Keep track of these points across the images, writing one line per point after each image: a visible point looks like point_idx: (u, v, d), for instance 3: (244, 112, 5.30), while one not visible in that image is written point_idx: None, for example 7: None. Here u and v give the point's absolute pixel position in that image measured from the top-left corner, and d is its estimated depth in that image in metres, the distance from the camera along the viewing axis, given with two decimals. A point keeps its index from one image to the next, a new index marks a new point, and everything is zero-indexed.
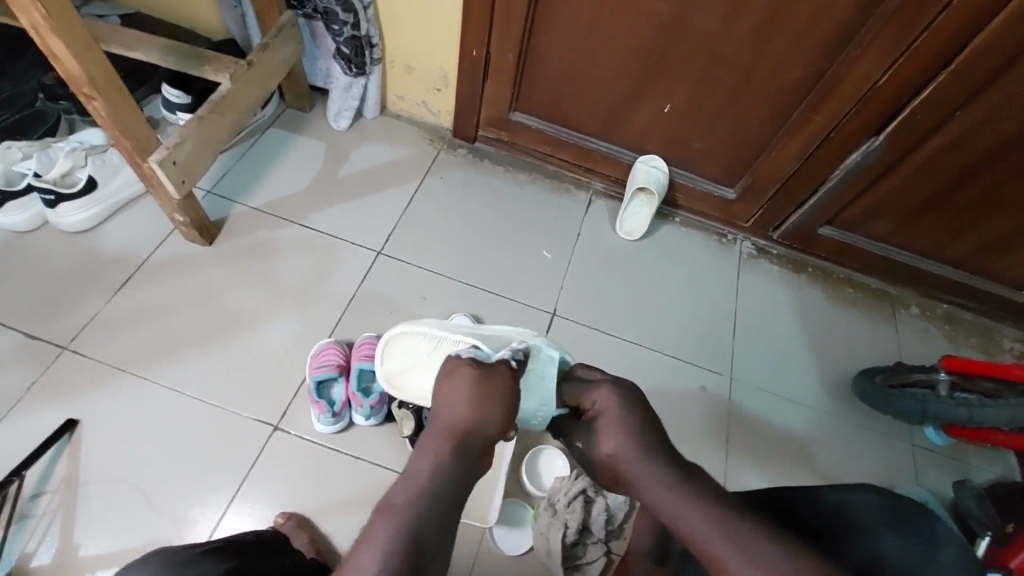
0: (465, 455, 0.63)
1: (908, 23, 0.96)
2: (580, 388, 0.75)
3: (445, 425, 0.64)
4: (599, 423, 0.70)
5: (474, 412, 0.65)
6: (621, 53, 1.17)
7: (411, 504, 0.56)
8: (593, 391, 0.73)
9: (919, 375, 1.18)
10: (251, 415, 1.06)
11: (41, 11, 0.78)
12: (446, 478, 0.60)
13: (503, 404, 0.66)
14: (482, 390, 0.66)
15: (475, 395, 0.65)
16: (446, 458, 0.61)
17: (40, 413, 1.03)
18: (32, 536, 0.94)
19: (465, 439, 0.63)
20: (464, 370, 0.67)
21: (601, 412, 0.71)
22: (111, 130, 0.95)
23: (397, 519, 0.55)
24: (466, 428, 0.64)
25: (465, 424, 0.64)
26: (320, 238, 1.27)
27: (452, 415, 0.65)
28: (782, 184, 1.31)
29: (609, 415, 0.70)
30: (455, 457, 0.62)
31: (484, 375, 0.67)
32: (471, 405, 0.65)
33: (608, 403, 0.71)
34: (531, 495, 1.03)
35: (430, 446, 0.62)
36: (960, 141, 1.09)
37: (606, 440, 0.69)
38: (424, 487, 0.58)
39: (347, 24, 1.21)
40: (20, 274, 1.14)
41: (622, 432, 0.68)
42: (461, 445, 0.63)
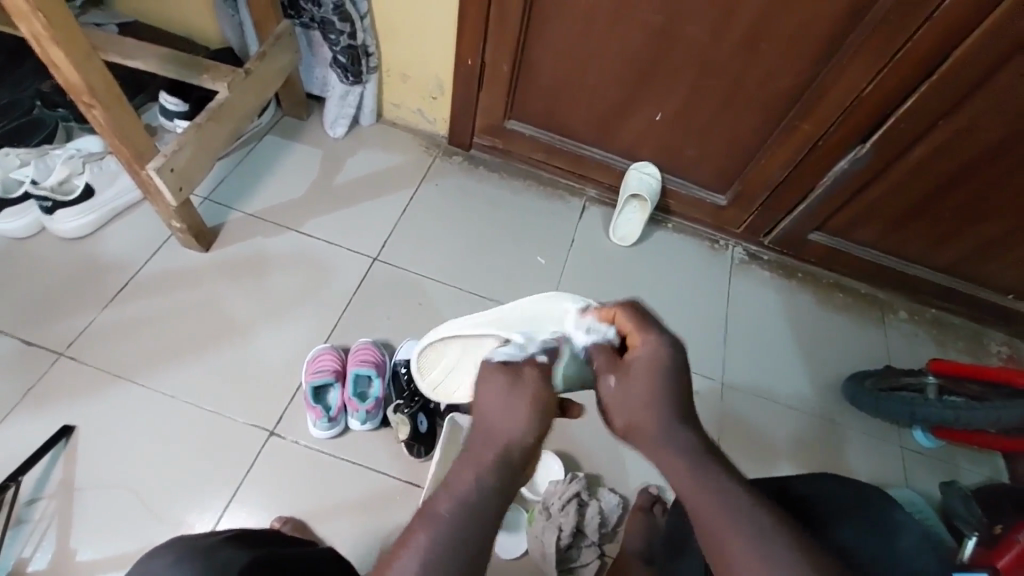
0: (510, 470, 0.53)
1: (891, 34, 0.99)
2: (636, 320, 0.62)
3: (485, 435, 0.55)
4: (638, 370, 0.59)
5: (509, 417, 0.55)
6: (614, 62, 1.18)
7: (454, 523, 0.48)
8: (646, 329, 0.61)
9: (909, 379, 1.21)
10: (248, 420, 1.07)
11: (42, 20, 0.79)
12: (490, 492, 0.51)
13: (537, 405, 0.56)
14: (518, 396, 0.56)
15: (515, 401, 0.56)
16: (487, 469, 0.52)
17: (36, 419, 1.03)
18: (28, 542, 0.94)
19: (507, 450, 0.54)
20: (495, 378, 0.58)
21: (643, 358, 0.59)
22: (110, 137, 0.96)
23: (439, 531, 0.48)
24: (506, 440, 0.54)
25: (505, 435, 0.54)
26: (315, 244, 1.28)
27: (490, 422, 0.55)
28: (772, 192, 1.33)
29: (653, 368, 0.58)
30: (496, 472, 0.52)
31: (514, 380, 0.57)
32: (513, 412, 0.55)
33: (657, 354, 0.59)
34: (526, 499, 1.04)
35: (467, 452, 0.54)
36: (945, 148, 1.11)
37: (639, 391, 0.58)
38: (470, 499, 0.50)
39: (344, 33, 1.22)
40: (16, 280, 1.14)
41: (662, 391, 0.57)
42: (501, 457, 0.53)
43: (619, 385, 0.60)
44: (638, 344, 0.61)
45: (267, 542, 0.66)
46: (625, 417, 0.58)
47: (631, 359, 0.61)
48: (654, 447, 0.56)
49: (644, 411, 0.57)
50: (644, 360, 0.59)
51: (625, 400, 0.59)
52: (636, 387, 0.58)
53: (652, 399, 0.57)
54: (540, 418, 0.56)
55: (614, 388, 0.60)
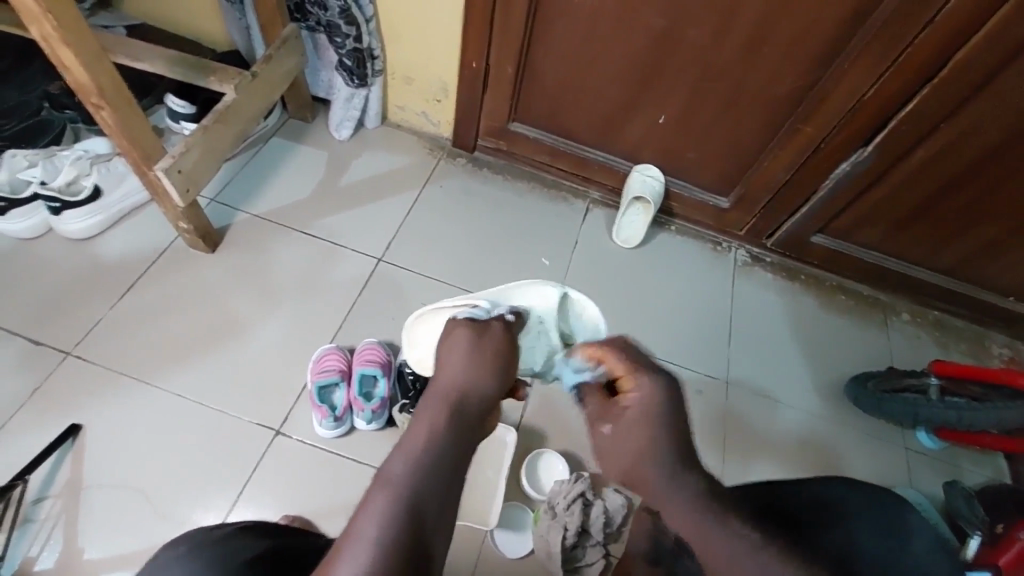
0: (467, 422, 0.54)
1: (892, 39, 1.00)
2: (626, 364, 0.59)
3: (442, 389, 0.56)
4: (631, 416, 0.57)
5: (468, 371, 0.57)
6: (617, 65, 1.20)
7: (411, 478, 0.48)
8: (639, 373, 0.59)
9: (912, 380, 1.22)
10: (253, 420, 1.07)
11: (54, 23, 0.80)
12: (446, 445, 0.51)
13: (496, 360, 0.59)
14: (479, 352, 0.59)
15: (475, 357, 0.58)
16: (442, 420, 0.53)
17: (43, 419, 1.03)
18: (35, 540, 0.94)
19: (463, 403, 0.55)
20: (459, 333, 0.60)
21: (635, 410, 0.57)
22: (118, 138, 0.97)
23: (396, 490, 0.47)
24: (463, 393, 0.55)
25: (462, 387, 0.56)
26: (321, 245, 1.29)
27: (448, 378, 0.57)
28: (774, 194, 1.34)
29: (647, 415, 0.57)
30: (453, 423, 0.53)
31: (476, 335, 0.60)
32: (471, 367, 0.57)
33: (649, 400, 0.57)
34: (531, 499, 1.05)
35: (423, 407, 0.54)
36: (945, 151, 1.13)
37: (633, 439, 0.57)
38: (426, 454, 0.50)
39: (350, 37, 1.23)
40: (23, 281, 1.15)
41: (656, 434, 0.56)
42: (456, 407, 0.54)
43: (614, 435, 0.58)
44: (632, 389, 0.58)
45: (276, 533, 0.64)
46: (620, 469, 0.57)
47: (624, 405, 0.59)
48: (656, 494, 0.55)
49: (640, 455, 0.56)
50: (636, 409, 0.57)
51: (619, 449, 0.57)
52: (627, 441, 0.57)
53: (649, 443, 0.56)
54: (496, 371, 0.58)
55: (610, 437, 0.58)
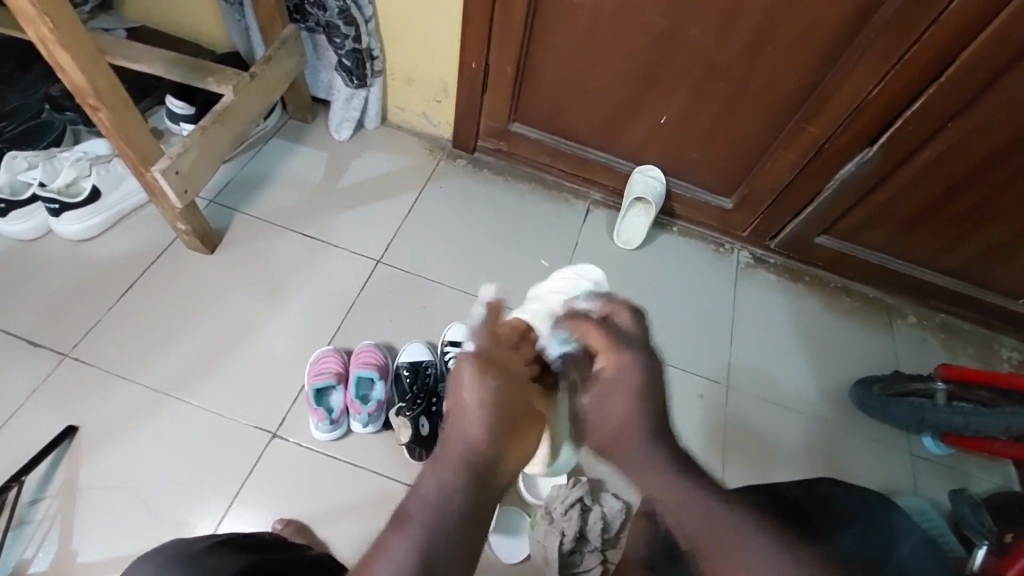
0: (483, 470, 0.56)
1: (897, 37, 0.98)
2: (605, 339, 0.70)
3: (454, 441, 0.58)
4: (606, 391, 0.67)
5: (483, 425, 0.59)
6: (618, 66, 1.18)
7: (430, 524, 0.50)
8: (618, 349, 0.69)
9: (917, 385, 1.19)
10: (250, 422, 1.07)
11: (50, 26, 0.80)
12: (461, 495, 0.53)
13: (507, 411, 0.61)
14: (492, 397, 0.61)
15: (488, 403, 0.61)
16: (460, 472, 0.55)
17: (40, 419, 1.03)
18: (30, 542, 0.94)
19: (478, 454, 0.57)
20: (470, 383, 0.62)
21: (621, 372, 0.67)
22: (115, 140, 0.96)
23: (414, 535, 0.49)
24: (478, 441, 0.58)
25: (476, 436, 0.58)
26: (319, 246, 1.28)
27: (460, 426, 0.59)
28: (778, 195, 1.32)
29: (629, 385, 0.66)
30: (469, 475, 0.55)
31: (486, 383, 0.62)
32: (485, 414, 0.60)
33: (629, 370, 0.67)
34: (529, 504, 1.04)
35: (440, 462, 0.56)
36: (952, 152, 1.10)
37: (618, 404, 0.66)
38: (443, 504, 0.52)
39: (349, 37, 1.23)
40: (22, 282, 1.15)
41: (635, 404, 0.65)
42: (471, 462, 0.56)
43: (597, 399, 0.68)
44: (614, 361, 0.68)
45: (262, 545, 0.66)
46: (607, 432, 0.65)
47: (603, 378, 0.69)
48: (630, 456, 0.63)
49: (622, 427, 0.64)
50: (621, 378, 0.67)
51: (603, 415, 0.66)
52: (614, 400, 0.66)
53: (630, 417, 0.64)
54: (507, 419, 0.61)
55: (594, 402, 0.68)
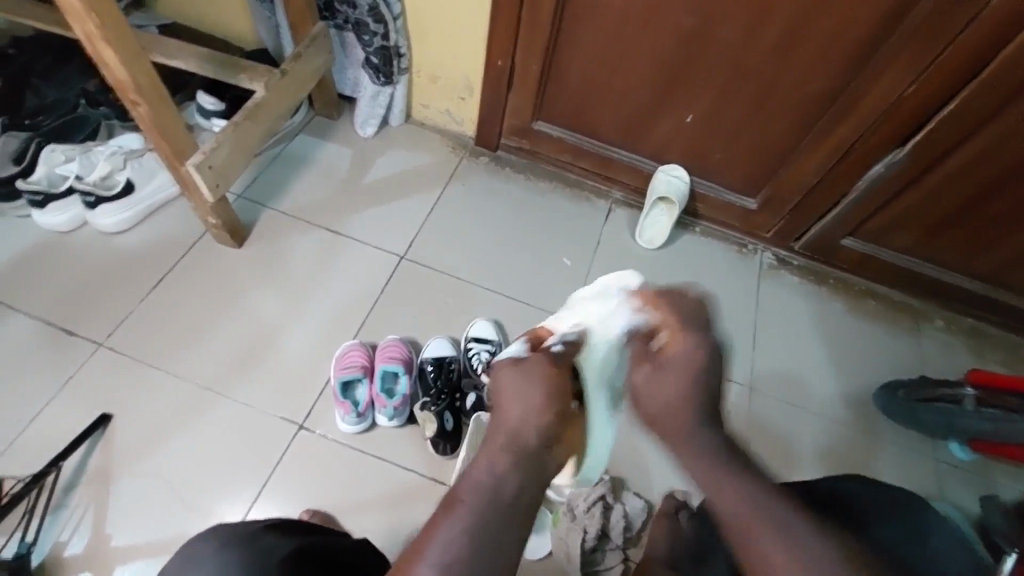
0: (530, 454, 0.56)
1: (933, 38, 0.97)
2: (675, 321, 0.67)
3: (502, 427, 0.59)
4: (669, 365, 0.64)
5: (533, 413, 0.59)
6: (645, 64, 1.18)
7: (480, 507, 0.50)
8: (685, 331, 0.65)
9: (945, 390, 1.17)
10: (277, 414, 1.09)
11: (96, 22, 0.82)
12: (509, 478, 0.53)
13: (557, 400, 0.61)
14: (539, 386, 0.62)
15: (536, 393, 0.61)
16: (509, 456, 0.55)
17: (75, 407, 1.06)
18: (66, 526, 0.97)
19: (524, 438, 0.57)
20: (515, 374, 0.63)
21: (694, 344, 0.65)
22: (152, 135, 0.99)
23: (465, 518, 0.49)
24: (526, 425, 0.58)
25: (523, 419, 0.58)
26: (344, 242, 1.30)
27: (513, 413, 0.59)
28: (804, 196, 1.31)
29: (687, 363, 0.63)
30: (517, 458, 0.55)
31: (532, 374, 0.63)
32: (533, 403, 0.60)
33: (691, 354, 0.64)
34: (548, 499, 1.01)
35: (491, 449, 0.56)
36: (986, 155, 1.09)
37: (672, 384, 0.63)
38: (493, 486, 0.52)
39: (378, 35, 1.24)
40: (58, 274, 1.18)
41: (691, 382, 0.63)
42: (522, 447, 0.56)
43: (651, 375, 0.65)
44: (678, 343, 0.65)
45: (302, 530, 0.65)
46: (658, 408, 0.64)
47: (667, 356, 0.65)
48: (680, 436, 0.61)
49: (680, 403, 0.62)
50: (681, 359, 0.64)
51: (657, 395, 0.64)
52: (681, 380, 0.63)
53: (684, 399, 0.62)
54: (559, 410, 0.61)
55: (644, 378, 0.66)
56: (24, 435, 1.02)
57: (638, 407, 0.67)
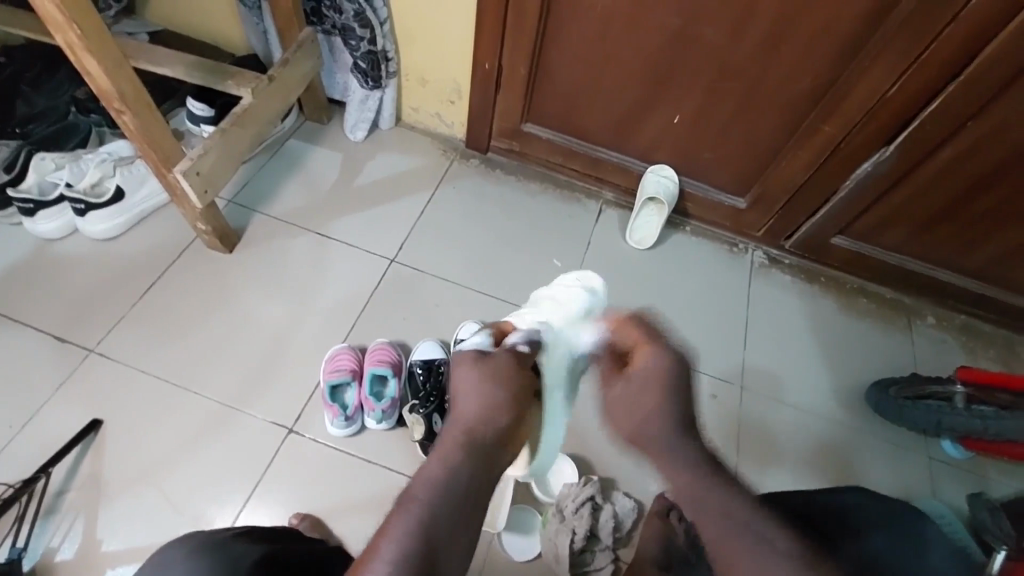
0: (480, 444, 0.65)
1: (916, 35, 0.97)
2: (643, 334, 0.78)
3: (460, 420, 0.67)
4: (645, 379, 0.73)
5: (484, 402, 0.69)
6: (631, 66, 1.18)
7: (434, 490, 0.58)
8: (652, 346, 0.75)
9: (935, 388, 1.15)
10: (266, 418, 1.09)
11: (78, 32, 0.82)
12: (464, 465, 0.61)
13: (506, 392, 0.70)
14: (488, 378, 0.71)
15: (486, 384, 0.70)
16: (462, 448, 0.63)
17: (67, 413, 1.06)
18: (57, 532, 0.97)
19: (478, 426, 0.66)
20: (469, 367, 0.72)
21: (653, 366, 0.73)
22: (139, 142, 0.99)
23: (419, 503, 0.56)
24: (480, 416, 0.67)
25: (477, 410, 0.68)
26: (334, 245, 1.30)
27: (468, 405, 0.68)
28: (792, 195, 1.31)
29: (655, 374, 0.73)
30: (470, 448, 0.63)
31: (486, 368, 0.72)
32: (484, 394, 0.69)
33: (659, 367, 0.73)
34: (540, 502, 1.05)
35: (446, 445, 0.63)
36: (974, 150, 1.08)
37: (646, 401, 0.72)
38: (448, 476, 0.59)
39: (364, 39, 1.24)
40: (49, 282, 1.19)
41: (665, 403, 0.71)
42: (474, 437, 0.64)
43: (628, 392, 0.74)
44: (646, 355, 0.75)
45: (272, 537, 0.68)
46: (630, 426, 0.73)
47: (635, 371, 0.75)
48: (659, 454, 0.68)
49: (645, 424, 0.71)
50: (651, 373, 0.73)
51: (634, 408, 0.72)
52: (634, 406, 0.73)
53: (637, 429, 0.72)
54: (507, 401, 0.70)
55: (623, 395, 0.75)
56: (15, 441, 1.03)
57: (613, 422, 0.77)
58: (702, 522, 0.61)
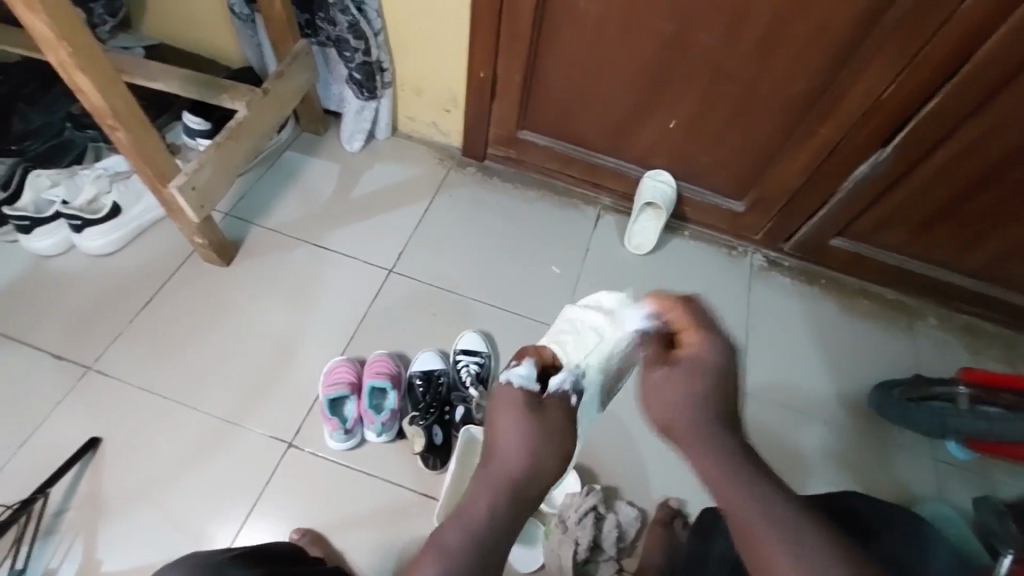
0: (519, 500, 0.60)
1: (909, 37, 0.97)
2: (689, 319, 0.70)
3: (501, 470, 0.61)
4: (689, 362, 0.66)
5: (529, 459, 0.62)
6: (625, 73, 1.19)
7: (468, 545, 0.54)
8: (700, 330, 0.68)
9: (939, 389, 1.14)
10: (266, 433, 1.08)
11: (69, 50, 0.82)
12: (501, 519, 0.58)
13: (554, 450, 0.63)
14: (536, 429, 0.64)
15: (532, 435, 0.63)
16: (501, 502, 0.59)
17: (65, 431, 1.06)
18: (56, 553, 0.96)
19: (520, 483, 0.61)
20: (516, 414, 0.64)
21: (695, 354, 0.66)
22: (133, 158, 0.99)
23: (450, 557, 0.54)
24: (522, 473, 0.61)
25: (520, 467, 0.61)
26: (331, 256, 1.30)
27: (510, 458, 0.62)
28: (790, 197, 1.31)
29: (704, 363, 0.65)
30: (509, 502, 0.59)
31: (536, 419, 0.65)
32: (529, 448, 0.62)
33: (704, 351, 0.66)
34: (543, 513, 1.03)
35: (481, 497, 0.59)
36: (971, 150, 1.08)
37: (688, 383, 0.64)
38: (483, 527, 0.56)
39: (359, 51, 1.24)
40: (46, 299, 1.18)
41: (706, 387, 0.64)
42: (515, 491, 0.60)
43: (669, 374, 0.66)
44: (693, 342, 0.68)
45: (271, 560, 0.67)
46: (663, 410, 0.65)
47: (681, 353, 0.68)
48: (695, 441, 0.61)
49: (683, 412, 0.63)
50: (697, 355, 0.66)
51: (667, 394, 0.65)
52: (674, 386, 0.65)
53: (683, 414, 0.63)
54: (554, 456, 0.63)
55: (660, 376, 0.67)
56: (13, 461, 1.02)
57: (643, 407, 0.68)
58: (744, 518, 0.54)
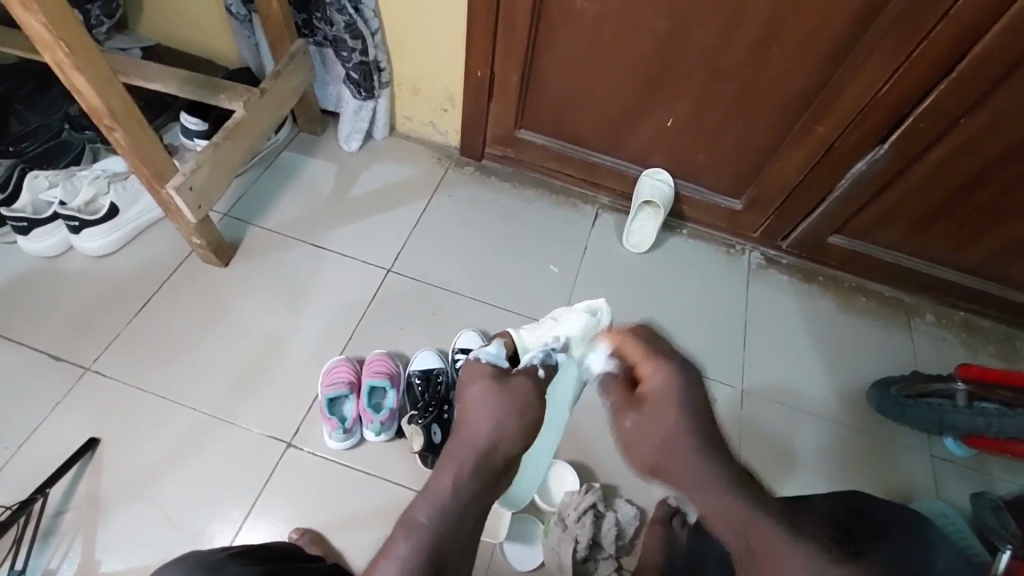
0: (489, 475, 0.60)
1: (906, 34, 0.97)
2: (641, 349, 0.71)
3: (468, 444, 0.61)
4: (649, 403, 0.68)
5: (494, 428, 0.62)
6: (622, 70, 1.18)
7: (436, 518, 0.55)
8: (658, 364, 0.69)
9: (938, 385, 1.14)
10: (264, 432, 1.08)
11: (65, 49, 0.82)
12: (469, 494, 0.58)
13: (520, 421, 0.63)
14: (502, 400, 0.64)
15: (497, 406, 0.63)
16: (469, 474, 0.59)
17: (64, 432, 1.06)
18: (55, 553, 0.96)
19: (487, 457, 0.61)
20: (484, 388, 0.64)
21: (654, 391, 0.68)
22: (131, 158, 0.99)
23: (418, 538, 0.54)
24: (488, 445, 0.61)
25: (486, 441, 0.61)
26: (330, 256, 1.30)
27: (476, 431, 0.62)
28: (788, 195, 1.31)
29: (663, 397, 0.67)
30: (475, 479, 0.59)
31: (502, 389, 0.65)
32: (495, 417, 0.62)
33: (666, 386, 0.68)
34: (542, 512, 1.04)
35: (446, 472, 0.59)
36: (967, 147, 1.08)
37: (661, 429, 0.66)
38: (451, 502, 0.57)
39: (356, 50, 1.24)
40: (44, 301, 1.18)
41: (681, 420, 0.66)
42: (484, 464, 0.60)
43: (638, 427, 0.68)
44: (649, 375, 0.70)
45: (269, 558, 0.68)
46: (648, 455, 0.67)
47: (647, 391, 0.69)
48: (681, 472, 0.64)
49: (663, 447, 0.66)
50: (662, 394, 0.67)
51: (645, 438, 0.67)
52: (649, 433, 0.67)
53: (664, 447, 0.65)
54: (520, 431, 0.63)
55: (630, 430, 0.69)
56: (11, 463, 1.02)
57: (629, 455, 0.71)
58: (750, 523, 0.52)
